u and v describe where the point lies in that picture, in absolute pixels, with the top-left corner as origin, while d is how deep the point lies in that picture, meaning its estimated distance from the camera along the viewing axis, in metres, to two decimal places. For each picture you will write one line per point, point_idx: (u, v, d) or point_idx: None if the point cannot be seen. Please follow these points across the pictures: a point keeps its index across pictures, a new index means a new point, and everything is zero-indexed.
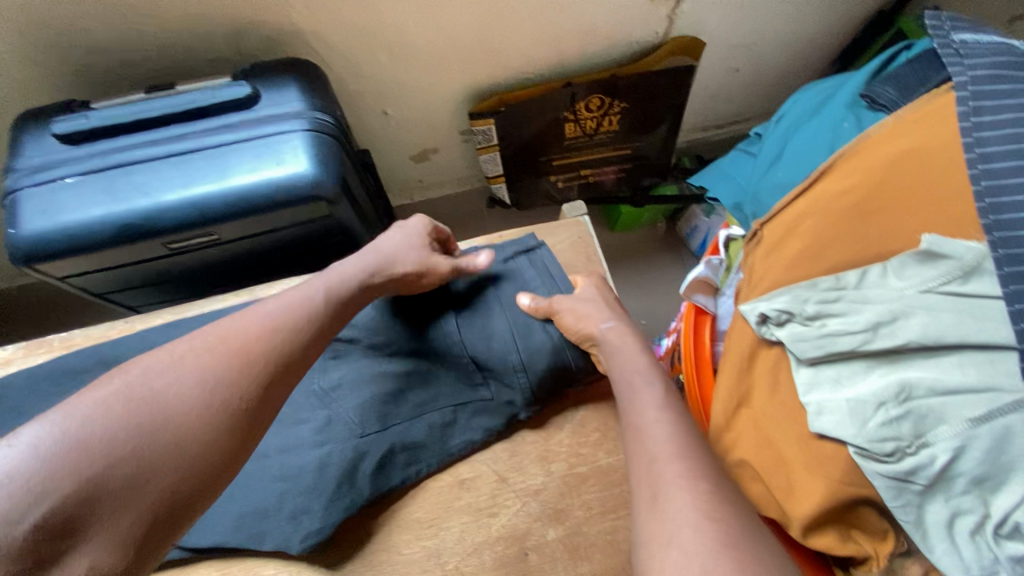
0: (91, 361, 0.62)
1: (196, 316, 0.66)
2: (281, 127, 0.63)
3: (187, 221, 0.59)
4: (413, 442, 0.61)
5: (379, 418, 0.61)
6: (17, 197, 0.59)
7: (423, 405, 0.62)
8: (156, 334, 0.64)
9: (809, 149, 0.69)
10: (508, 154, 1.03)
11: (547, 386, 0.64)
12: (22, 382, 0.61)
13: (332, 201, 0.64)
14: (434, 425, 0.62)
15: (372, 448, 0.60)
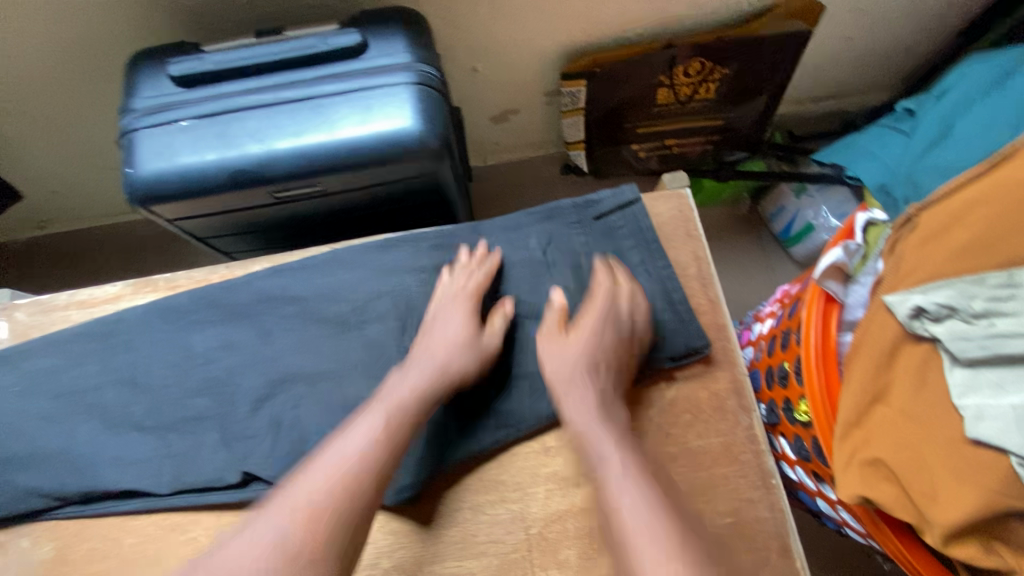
0: (197, 301, 0.65)
1: (293, 267, 0.66)
2: (389, 78, 0.61)
3: (295, 171, 0.59)
4: (504, 405, 0.61)
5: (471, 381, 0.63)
6: (135, 137, 0.60)
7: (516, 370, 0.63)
8: (256, 281, 0.66)
9: (983, 130, 0.82)
10: (592, 119, 0.99)
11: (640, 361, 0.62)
12: (137, 316, 0.64)
13: (435, 158, 0.62)
14: (523, 393, 0.62)
15: (462, 408, 0.61)
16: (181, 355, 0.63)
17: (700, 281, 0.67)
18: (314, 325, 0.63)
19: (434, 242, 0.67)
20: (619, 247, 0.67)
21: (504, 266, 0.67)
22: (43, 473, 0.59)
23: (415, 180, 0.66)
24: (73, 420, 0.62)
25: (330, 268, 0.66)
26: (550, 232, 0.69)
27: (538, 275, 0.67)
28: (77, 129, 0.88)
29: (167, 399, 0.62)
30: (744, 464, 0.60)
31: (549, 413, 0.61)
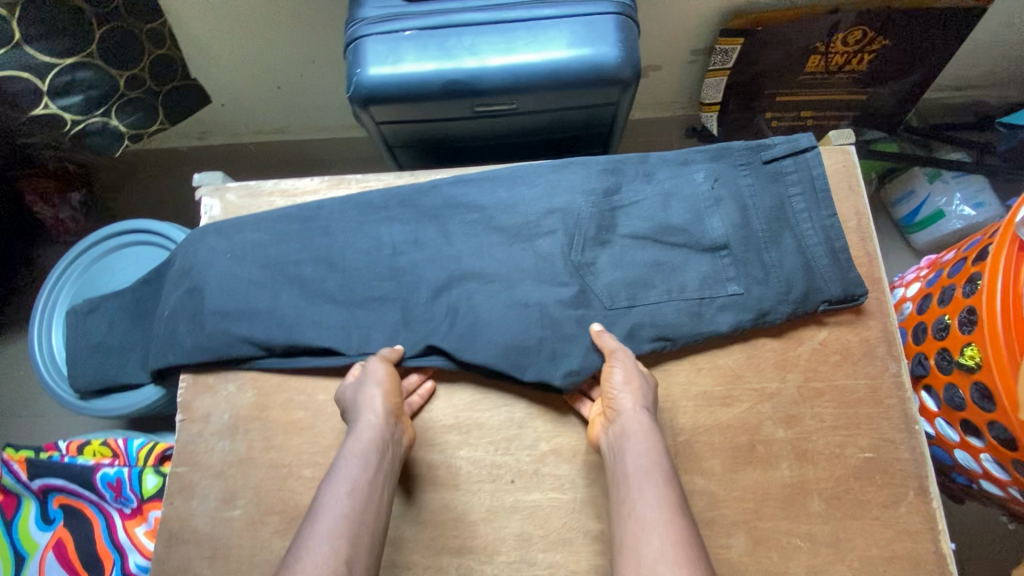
0: (389, 201, 0.72)
1: (474, 178, 0.72)
2: (595, 8, 0.66)
3: (502, 85, 0.65)
4: (660, 324, 0.64)
5: (628, 299, 0.65)
6: (362, 42, 0.67)
7: (672, 293, 0.65)
8: (442, 188, 0.72)
9: None
10: (735, 83, 1.01)
11: (800, 300, 0.64)
12: (336, 207, 0.72)
13: (625, 88, 0.67)
14: (683, 315, 0.64)
15: (622, 320, 0.65)
16: (372, 245, 0.70)
17: (859, 235, 0.69)
18: (492, 230, 0.69)
19: (602, 167, 0.70)
20: (785, 191, 0.68)
21: (669, 195, 0.68)
22: (253, 323, 0.68)
23: (596, 109, 0.71)
24: (274, 287, 0.70)
25: (508, 184, 0.71)
26: (716, 170, 0.69)
27: (702, 207, 0.68)
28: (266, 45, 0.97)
29: (356, 281, 0.69)
30: (888, 407, 0.64)
31: (701, 335, 0.64)
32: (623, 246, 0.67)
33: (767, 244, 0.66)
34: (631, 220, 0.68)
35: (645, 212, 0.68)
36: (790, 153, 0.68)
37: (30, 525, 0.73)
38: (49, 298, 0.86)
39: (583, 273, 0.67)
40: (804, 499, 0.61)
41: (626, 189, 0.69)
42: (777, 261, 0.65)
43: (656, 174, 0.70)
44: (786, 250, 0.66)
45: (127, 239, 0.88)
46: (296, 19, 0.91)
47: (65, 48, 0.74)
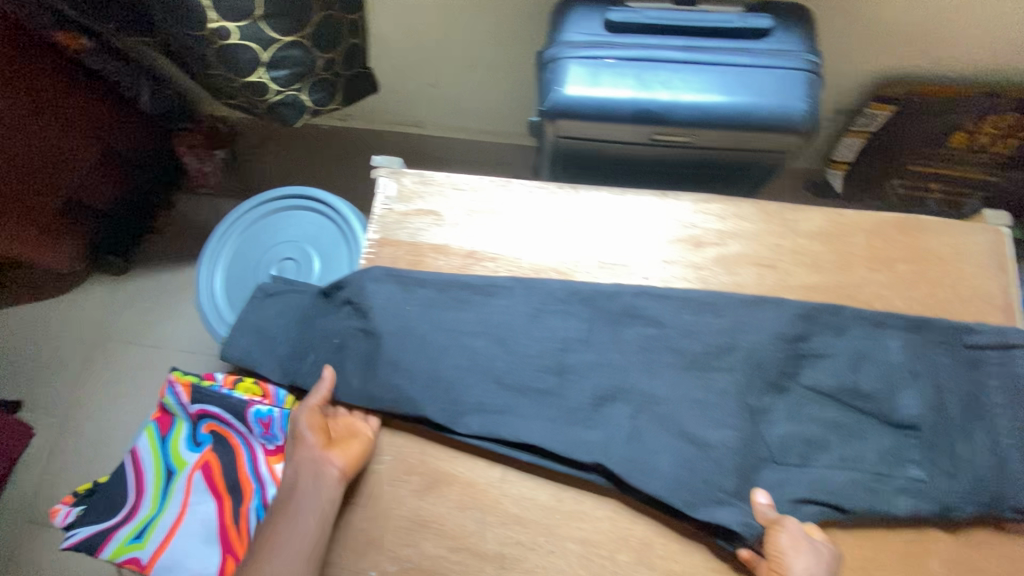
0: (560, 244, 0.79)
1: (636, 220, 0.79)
2: (789, 63, 0.70)
3: (690, 120, 0.70)
4: (831, 491, 0.64)
5: (802, 458, 0.66)
6: (563, 63, 0.73)
7: (848, 462, 0.65)
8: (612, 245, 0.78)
9: None
10: (871, 146, 1.05)
11: (986, 502, 0.62)
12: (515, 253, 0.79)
13: (802, 139, 0.71)
14: (857, 491, 0.63)
15: (790, 478, 0.65)
16: (541, 304, 0.74)
17: (1005, 315, 0.71)
18: (656, 329, 0.71)
19: (797, 312, 0.70)
20: (985, 381, 0.66)
21: (860, 358, 0.68)
22: (415, 371, 0.70)
23: (766, 155, 0.76)
24: (441, 352, 0.72)
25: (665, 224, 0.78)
26: (916, 341, 0.68)
27: (896, 379, 0.67)
28: (437, 48, 1.05)
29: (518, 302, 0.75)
30: None
31: (873, 514, 0.63)
32: (801, 398, 0.68)
33: (960, 433, 0.65)
34: (820, 380, 0.68)
35: (833, 371, 0.68)
36: (997, 338, 0.67)
37: (181, 445, 0.80)
38: (222, 236, 0.94)
39: (758, 420, 0.68)
40: (924, 559, 0.63)
41: (817, 340, 0.69)
42: (969, 457, 0.64)
43: (851, 329, 0.69)
44: (979, 447, 0.64)
45: (300, 202, 0.95)
46: (475, 28, 0.99)
47: (288, 27, 0.82)
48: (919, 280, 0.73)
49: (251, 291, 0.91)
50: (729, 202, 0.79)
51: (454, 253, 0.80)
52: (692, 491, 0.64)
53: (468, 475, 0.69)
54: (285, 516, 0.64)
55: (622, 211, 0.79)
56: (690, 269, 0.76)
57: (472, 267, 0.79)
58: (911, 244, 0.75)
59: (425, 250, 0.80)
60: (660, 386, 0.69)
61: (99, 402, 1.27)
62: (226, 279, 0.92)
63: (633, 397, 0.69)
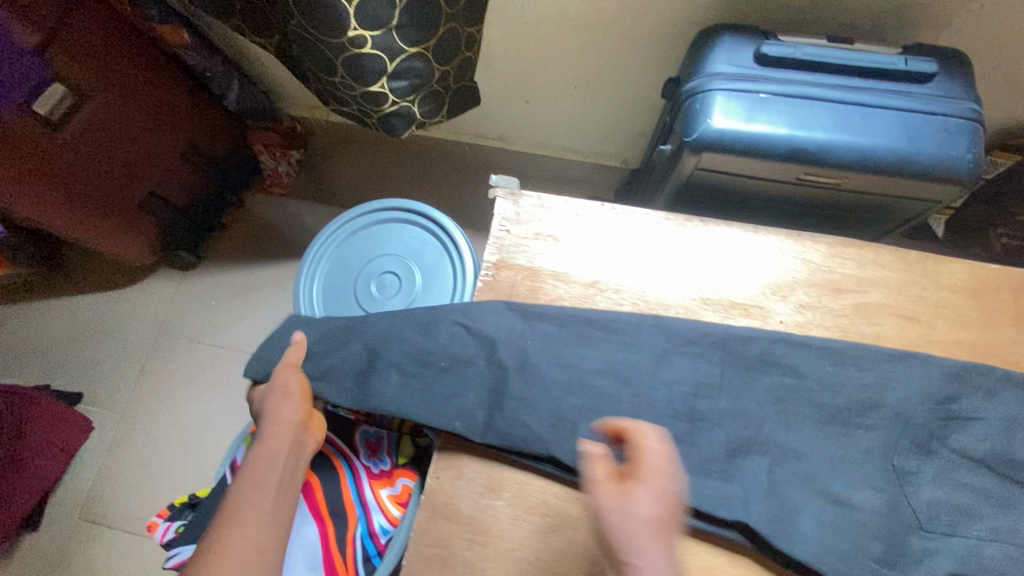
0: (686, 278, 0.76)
1: (768, 259, 0.76)
2: (952, 110, 0.67)
3: (845, 163, 0.67)
4: (987, 566, 0.60)
5: (950, 526, 0.62)
6: (712, 95, 0.70)
7: (1002, 536, 0.61)
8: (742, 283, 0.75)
9: None
10: (982, 193, 1.02)
11: None
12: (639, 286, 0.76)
13: (960, 190, 0.68)
14: (1014, 569, 0.60)
15: (941, 549, 0.61)
16: (672, 345, 0.71)
17: None
18: (796, 377, 0.68)
19: (945, 371, 0.67)
20: None
21: (1013, 424, 0.65)
22: (543, 409, 0.68)
23: (913, 202, 0.73)
24: (568, 388, 0.69)
25: (798, 265, 0.75)
26: None
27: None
28: (543, 64, 1.03)
29: (647, 341, 0.71)
30: None
31: None
32: (948, 463, 0.65)
33: None
34: (970, 447, 0.65)
35: (984, 435, 0.65)
36: None
37: None
38: (320, 247, 0.92)
39: (904, 484, 0.64)
40: None
41: (966, 401, 0.66)
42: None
43: (1002, 394, 0.66)
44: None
45: (400, 215, 0.93)
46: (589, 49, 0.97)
47: (417, 38, 0.80)
48: None
49: (349, 303, 0.89)
50: (866, 247, 0.76)
51: (574, 282, 0.77)
52: (840, 557, 0.61)
53: (592, 519, 0.66)
54: (248, 489, 0.57)
55: (753, 249, 0.76)
56: (827, 315, 0.73)
57: (595, 297, 0.76)
58: None
59: (545, 277, 0.77)
60: (800, 439, 0.66)
61: (160, 401, 1.25)
62: (323, 291, 0.90)
63: (772, 449, 0.66)
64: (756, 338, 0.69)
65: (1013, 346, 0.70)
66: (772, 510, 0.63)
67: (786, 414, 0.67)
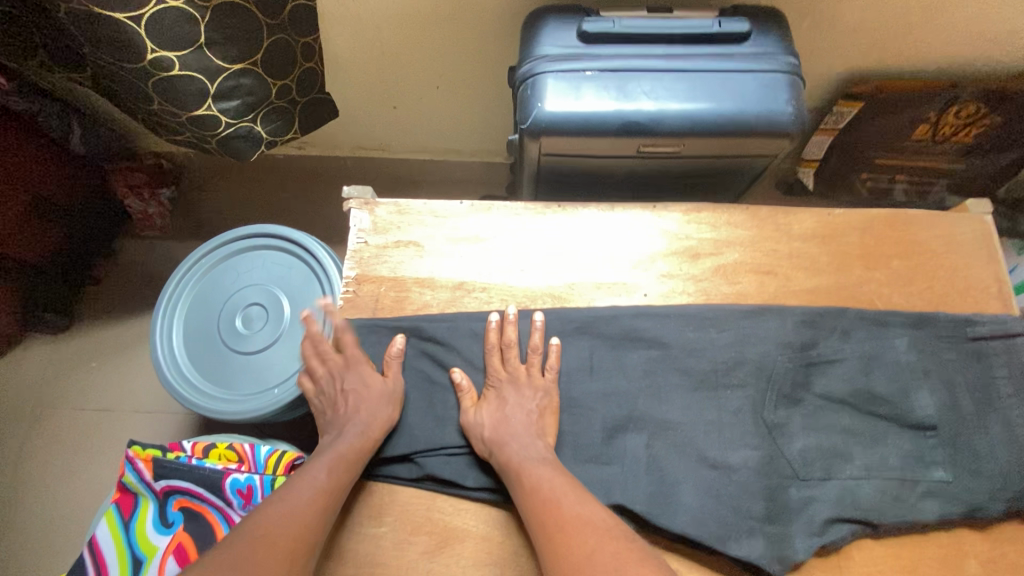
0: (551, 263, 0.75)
1: (628, 234, 0.76)
2: (770, 65, 0.69)
3: (678, 130, 0.68)
4: (860, 505, 0.61)
5: (823, 469, 0.63)
6: (542, 79, 0.69)
7: (873, 472, 0.63)
8: (606, 262, 0.75)
9: None
10: (839, 143, 1.06)
11: (1010, 500, 0.61)
12: (505, 281, 0.74)
13: (790, 142, 0.70)
14: (885, 503, 0.61)
15: (817, 496, 0.62)
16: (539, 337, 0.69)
17: (1000, 302, 0.71)
18: (661, 347, 0.68)
19: (800, 319, 0.68)
20: (991, 373, 0.65)
21: (870, 360, 0.66)
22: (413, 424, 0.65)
23: (753, 159, 0.74)
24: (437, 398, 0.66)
25: (658, 237, 0.76)
26: (917, 336, 0.67)
27: (907, 379, 0.65)
28: (397, 66, 0.99)
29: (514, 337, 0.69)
30: None
31: (905, 524, 0.61)
32: (816, 408, 0.66)
33: (977, 429, 0.63)
34: (833, 389, 0.66)
35: (844, 374, 0.66)
36: (997, 329, 0.67)
37: (148, 527, 0.71)
38: (175, 288, 0.85)
39: (777, 437, 0.65)
40: (961, 562, 0.62)
41: (823, 345, 0.67)
42: (989, 452, 0.62)
43: (855, 332, 0.68)
44: (996, 438, 0.63)
45: (260, 240, 0.87)
46: (440, 48, 0.95)
47: (239, 53, 0.76)
48: (914, 274, 0.72)
49: (216, 343, 0.83)
50: (720, 210, 0.77)
51: (439, 286, 0.73)
52: (723, 521, 0.61)
53: (480, 528, 0.63)
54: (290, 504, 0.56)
55: (615, 227, 0.76)
56: (689, 283, 0.73)
57: (462, 299, 0.73)
58: (903, 239, 0.74)
59: (409, 284, 0.73)
60: (675, 410, 0.66)
61: (45, 480, 1.13)
62: (185, 334, 0.84)
63: (648, 425, 0.65)
64: (620, 316, 0.69)
65: (865, 285, 0.72)
66: (655, 488, 0.62)
67: (657, 388, 0.67)
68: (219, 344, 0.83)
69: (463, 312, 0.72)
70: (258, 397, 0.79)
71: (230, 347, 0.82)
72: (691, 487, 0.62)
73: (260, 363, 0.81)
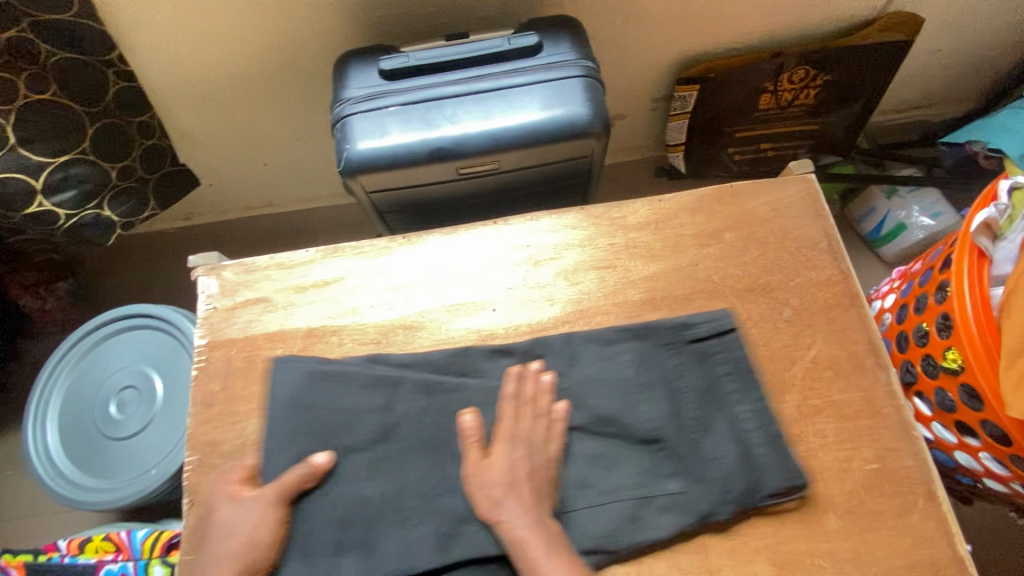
0: (399, 295, 0.75)
1: (472, 253, 0.77)
2: (562, 72, 0.71)
3: (483, 148, 0.70)
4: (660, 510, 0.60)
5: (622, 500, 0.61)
6: (348, 120, 0.70)
7: (588, 492, 0.61)
8: (453, 283, 0.76)
9: None
10: (695, 125, 1.08)
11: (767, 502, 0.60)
12: (354, 321, 0.74)
13: (598, 140, 0.72)
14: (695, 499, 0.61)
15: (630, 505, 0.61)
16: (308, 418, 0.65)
17: (832, 255, 0.74)
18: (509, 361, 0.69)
19: None
20: (714, 374, 0.67)
21: (638, 375, 0.66)
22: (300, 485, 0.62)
23: (574, 162, 0.76)
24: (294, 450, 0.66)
25: (500, 250, 0.77)
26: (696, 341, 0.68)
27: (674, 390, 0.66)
28: (247, 130, 1.00)
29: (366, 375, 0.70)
30: (885, 417, 0.66)
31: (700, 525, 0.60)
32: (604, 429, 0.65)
33: (748, 434, 0.63)
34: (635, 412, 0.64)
35: (614, 392, 0.66)
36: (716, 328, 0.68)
37: None
38: (46, 385, 0.85)
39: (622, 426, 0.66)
40: (821, 517, 0.62)
41: (616, 357, 0.68)
42: (764, 449, 0.63)
43: (644, 340, 0.69)
44: (720, 437, 0.63)
45: (124, 324, 0.87)
46: (281, 106, 0.96)
47: (60, 146, 0.78)
48: (746, 244, 0.74)
49: (92, 433, 0.82)
50: (557, 213, 0.78)
51: (291, 338, 0.74)
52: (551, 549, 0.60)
53: None
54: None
55: (458, 249, 0.78)
56: (534, 290, 0.75)
57: (314, 346, 0.73)
58: (732, 211, 0.76)
59: (260, 342, 0.74)
60: (416, 469, 0.63)
61: None
62: (61, 430, 0.83)
63: (379, 472, 0.62)
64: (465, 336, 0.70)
65: (700, 263, 0.74)
66: (387, 548, 0.59)
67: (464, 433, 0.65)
68: (96, 433, 0.82)
69: (315, 359, 0.72)
70: (137, 480, 0.78)
71: (107, 434, 0.82)
72: (447, 544, 0.59)
73: (138, 445, 0.81)
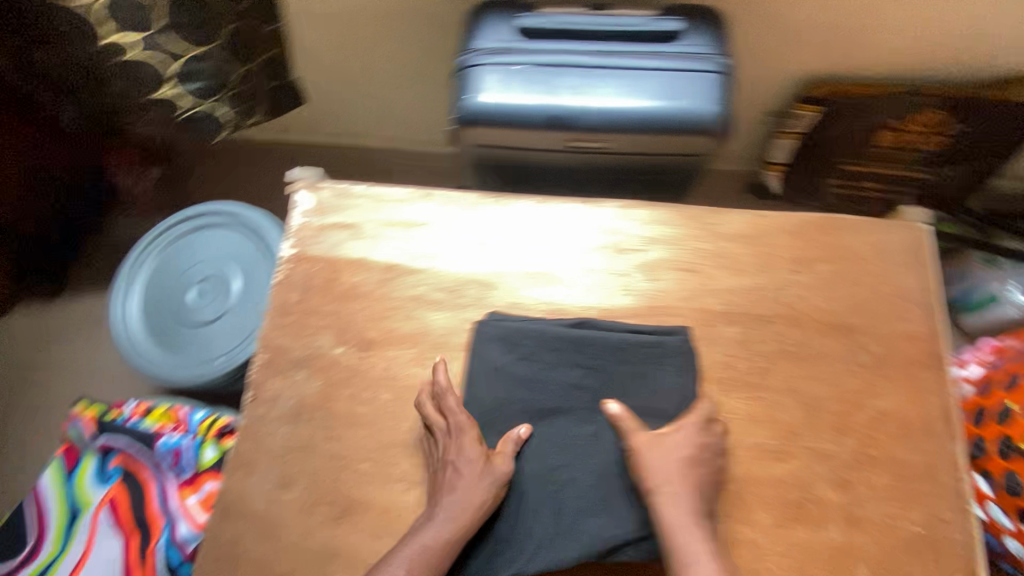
0: (479, 250, 0.77)
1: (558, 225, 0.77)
2: (696, 64, 0.70)
3: (600, 124, 0.69)
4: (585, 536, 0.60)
5: (567, 523, 0.61)
6: (474, 70, 0.71)
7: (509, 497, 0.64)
8: (533, 251, 0.77)
9: None
10: (802, 148, 1.04)
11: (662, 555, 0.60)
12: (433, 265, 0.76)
13: (715, 141, 0.71)
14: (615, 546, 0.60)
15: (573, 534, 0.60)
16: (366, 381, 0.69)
17: (926, 312, 0.71)
18: None
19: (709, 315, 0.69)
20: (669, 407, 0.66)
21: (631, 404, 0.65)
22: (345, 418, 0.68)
23: (682, 158, 0.75)
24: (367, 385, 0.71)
25: (586, 228, 0.77)
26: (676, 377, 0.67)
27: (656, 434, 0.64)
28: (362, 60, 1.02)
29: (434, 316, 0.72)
30: (942, 485, 0.64)
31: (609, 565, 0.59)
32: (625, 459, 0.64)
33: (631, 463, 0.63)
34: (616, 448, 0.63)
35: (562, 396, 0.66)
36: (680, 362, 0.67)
37: (87, 480, 0.76)
38: (137, 257, 0.91)
39: None
40: (851, 566, 0.62)
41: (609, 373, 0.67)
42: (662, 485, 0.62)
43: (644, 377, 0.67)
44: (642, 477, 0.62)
45: (217, 219, 0.92)
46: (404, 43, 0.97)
47: (196, 37, 0.81)
48: (837, 280, 0.73)
49: (169, 312, 0.88)
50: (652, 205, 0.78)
51: (373, 269, 0.77)
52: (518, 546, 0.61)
53: (382, 500, 0.66)
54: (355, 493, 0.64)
55: (545, 219, 0.78)
56: (612, 277, 0.74)
57: (391, 280, 0.76)
58: (830, 244, 0.74)
59: (343, 265, 0.77)
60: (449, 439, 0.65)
61: (28, 439, 1.22)
62: (142, 302, 0.89)
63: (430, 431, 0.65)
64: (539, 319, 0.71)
65: (786, 286, 0.73)
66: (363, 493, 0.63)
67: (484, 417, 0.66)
68: (172, 313, 0.88)
69: (390, 292, 0.75)
70: (202, 366, 0.84)
71: (182, 316, 0.87)
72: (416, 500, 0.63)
73: (208, 334, 0.86)
